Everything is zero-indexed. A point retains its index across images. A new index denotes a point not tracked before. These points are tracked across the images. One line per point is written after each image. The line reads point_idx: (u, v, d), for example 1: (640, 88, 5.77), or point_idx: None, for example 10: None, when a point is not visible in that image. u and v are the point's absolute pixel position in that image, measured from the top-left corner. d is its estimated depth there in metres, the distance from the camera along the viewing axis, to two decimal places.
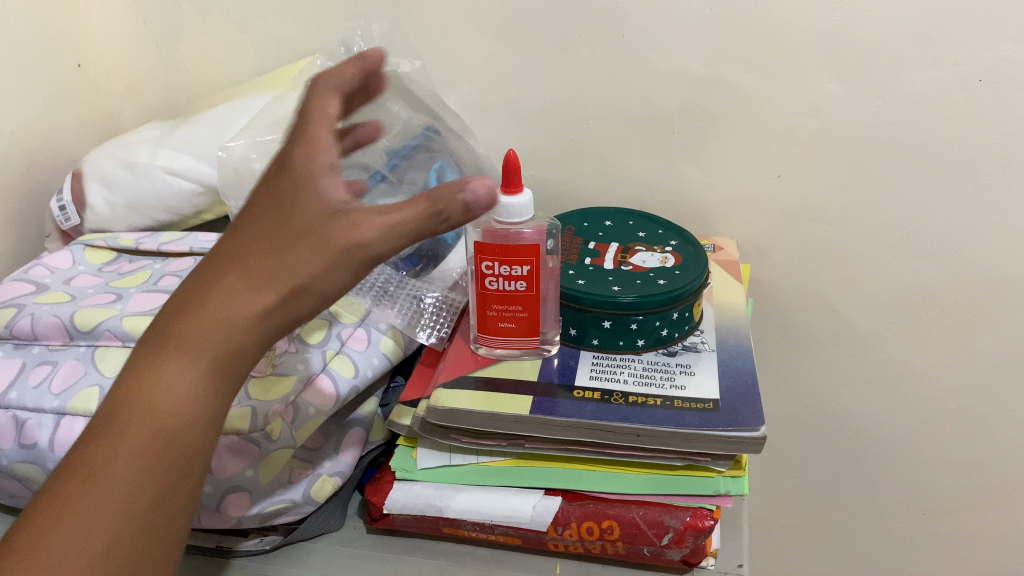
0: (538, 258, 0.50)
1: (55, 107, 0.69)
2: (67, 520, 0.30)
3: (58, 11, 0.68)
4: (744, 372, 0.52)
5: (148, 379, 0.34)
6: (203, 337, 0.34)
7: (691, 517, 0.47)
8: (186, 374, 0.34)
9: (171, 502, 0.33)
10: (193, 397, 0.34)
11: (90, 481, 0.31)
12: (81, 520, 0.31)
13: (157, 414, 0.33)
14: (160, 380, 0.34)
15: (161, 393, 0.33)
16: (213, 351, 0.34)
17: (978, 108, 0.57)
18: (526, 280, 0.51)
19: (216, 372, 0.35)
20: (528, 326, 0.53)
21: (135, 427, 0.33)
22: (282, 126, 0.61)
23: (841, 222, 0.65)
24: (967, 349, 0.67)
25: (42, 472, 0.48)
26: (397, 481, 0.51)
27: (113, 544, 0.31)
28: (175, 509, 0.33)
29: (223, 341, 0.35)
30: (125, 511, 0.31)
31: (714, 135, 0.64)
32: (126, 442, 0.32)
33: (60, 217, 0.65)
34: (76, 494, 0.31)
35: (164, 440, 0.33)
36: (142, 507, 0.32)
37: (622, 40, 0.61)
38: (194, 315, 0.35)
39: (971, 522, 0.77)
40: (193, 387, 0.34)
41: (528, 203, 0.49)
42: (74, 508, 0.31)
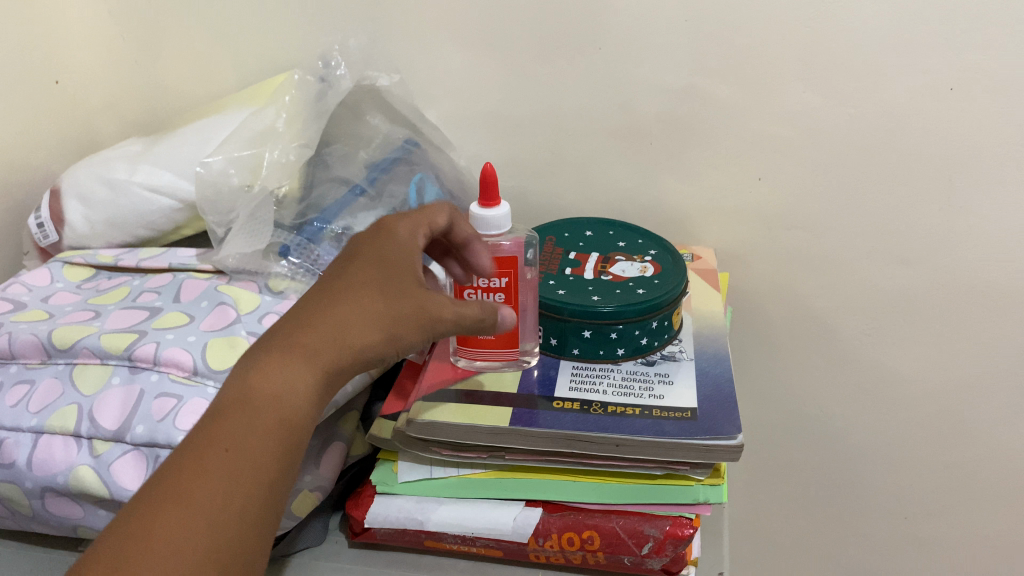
0: (515, 270, 0.51)
1: (33, 124, 0.69)
2: (155, 555, 0.32)
3: (36, 27, 0.68)
4: (723, 380, 0.52)
5: (231, 432, 0.36)
6: (282, 400, 0.38)
7: (671, 525, 0.48)
8: (266, 436, 0.37)
9: (248, 550, 0.35)
10: (270, 458, 0.37)
11: (182, 521, 0.33)
12: (171, 557, 0.32)
13: (253, 469, 0.36)
14: (246, 437, 0.37)
15: (247, 449, 0.36)
16: (286, 416, 0.38)
17: (950, 116, 0.58)
18: (504, 292, 0.52)
19: (289, 436, 0.38)
20: (507, 338, 0.53)
21: (224, 477, 0.35)
22: (261, 141, 0.61)
23: (818, 230, 0.65)
24: (944, 353, 0.68)
25: (21, 492, 0.48)
26: (379, 494, 0.51)
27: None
28: (251, 560, 0.35)
29: (295, 407, 0.38)
30: (214, 554, 0.33)
31: (692, 145, 0.64)
32: (217, 489, 0.35)
33: (39, 234, 0.65)
34: (168, 532, 0.33)
35: (248, 489, 0.35)
36: (226, 552, 0.34)
37: (599, 52, 0.62)
38: (283, 383, 0.38)
39: (953, 525, 0.78)
40: (273, 447, 0.37)
41: (505, 216, 0.51)
42: (163, 546, 0.32)
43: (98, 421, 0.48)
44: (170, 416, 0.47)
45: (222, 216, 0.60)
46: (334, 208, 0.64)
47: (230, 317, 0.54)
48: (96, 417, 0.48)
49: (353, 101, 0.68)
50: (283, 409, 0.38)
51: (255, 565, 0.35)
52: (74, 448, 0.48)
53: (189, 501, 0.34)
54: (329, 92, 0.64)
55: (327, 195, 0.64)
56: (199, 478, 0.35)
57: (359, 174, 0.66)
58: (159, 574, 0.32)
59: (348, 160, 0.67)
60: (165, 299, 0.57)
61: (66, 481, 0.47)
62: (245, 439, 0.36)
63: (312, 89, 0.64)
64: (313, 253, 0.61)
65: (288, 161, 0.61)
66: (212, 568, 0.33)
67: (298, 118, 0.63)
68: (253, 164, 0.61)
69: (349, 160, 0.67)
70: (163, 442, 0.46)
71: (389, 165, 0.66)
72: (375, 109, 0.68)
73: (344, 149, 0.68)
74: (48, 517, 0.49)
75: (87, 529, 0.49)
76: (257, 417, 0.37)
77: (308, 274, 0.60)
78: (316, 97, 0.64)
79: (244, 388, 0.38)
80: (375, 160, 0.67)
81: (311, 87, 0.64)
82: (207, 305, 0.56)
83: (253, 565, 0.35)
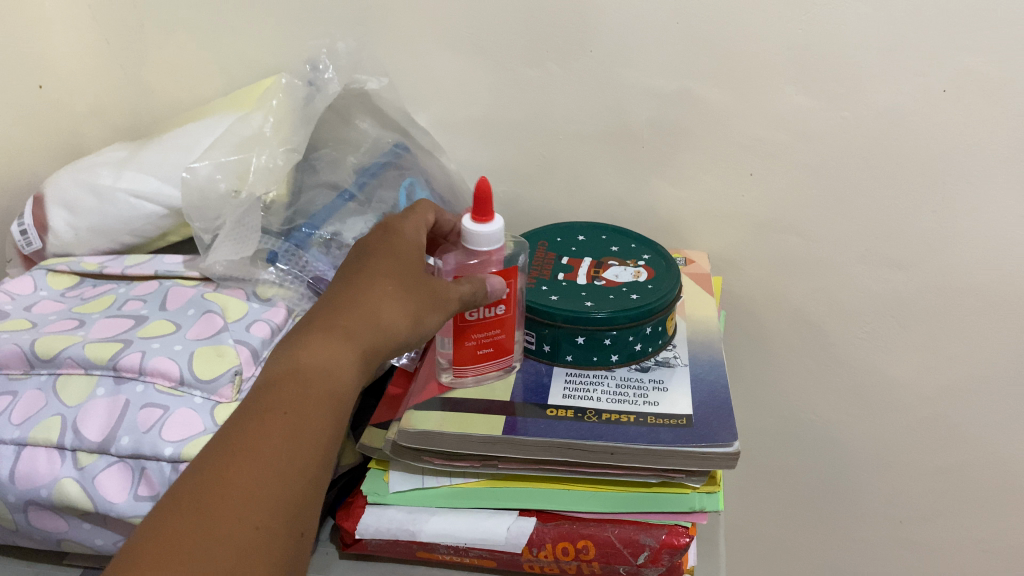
0: (515, 280, 0.51)
1: (16, 130, 0.68)
2: (231, 505, 0.33)
3: (19, 31, 0.67)
4: (717, 386, 0.52)
5: (289, 397, 0.38)
6: (334, 373, 0.40)
7: (667, 534, 0.47)
8: (322, 403, 0.39)
9: (309, 506, 0.36)
10: (327, 421, 0.39)
11: (253, 475, 0.35)
12: (245, 506, 0.34)
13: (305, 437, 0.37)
14: (304, 403, 0.38)
15: (306, 416, 0.38)
16: (337, 388, 0.40)
17: (944, 119, 0.57)
18: (505, 303, 0.51)
19: (341, 406, 0.40)
20: (503, 347, 0.53)
21: (287, 437, 0.37)
22: (248, 146, 0.60)
23: (811, 233, 0.65)
24: (938, 357, 0.68)
25: (3, 506, 0.47)
26: (369, 505, 0.50)
27: (273, 534, 0.34)
28: (312, 516, 0.37)
29: (345, 380, 0.41)
30: (282, 506, 0.35)
31: (684, 149, 0.64)
32: (282, 448, 0.36)
33: (22, 241, 0.64)
34: (240, 485, 0.34)
35: (308, 450, 0.37)
36: (290, 506, 0.35)
37: (591, 55, 0.61)
38: (324, 357, 0.41)
39: (947, 529, 0.77)
40: (327, 414, 0.39)
41: (499, 230, 0.49)
42: (237, 497, 0.34)
43: (83, 433, 0.47)
44: (156, 427, 0.46)
45: (209, 222, 0.59)
46: (323, 212, 0.63)
47: (217, 325, 0.53)
48: (80, 429, 0.47)
49: (342, 106, 0.67)
50: (335, 381, 0.40)
51: (313, 522, 0.37)
52: (58, 461, 0.47)
53: (258, 459, 0.35)
54: (317, 96, 0.63)
55: (316, 200, 0.64)
56: (266, 439, 0.36)
57: (348, 178, 0.66)
58: (236, 522, 0.33)
59: (338, 166, 0.66)
60: (151, 307, 0.56)
61: (49, 494, 0.46)
62: (304, 405, 0.38)
63: (300, 93, 0.62)
64: (302, 259, 0.60)
65: (275, 166, 0.60)
66: (280, 519, 0.34)
67: (286, 123, 0.62)
68: (240, 170, 0.59)
69: (338, 165, 0.66)
70: (149, 453, 0.46)
71: (379, 170, 0.66)
72: (364, 113, 0.68)
73: (332, 155, 0.67)
74: (31, 531, 0.48)
75: (72, 543, 0.48)
76: (312, 387, 0.39)
77: (296, 281, 0.60)
78: (304, 101, 0.62)
79: (293, 364, 0.40)
80: (364, 164, 0.67)
81: (299, 91, 0.62)
82: (194, 313, 0.55)
83: (312, 520, 0.37)
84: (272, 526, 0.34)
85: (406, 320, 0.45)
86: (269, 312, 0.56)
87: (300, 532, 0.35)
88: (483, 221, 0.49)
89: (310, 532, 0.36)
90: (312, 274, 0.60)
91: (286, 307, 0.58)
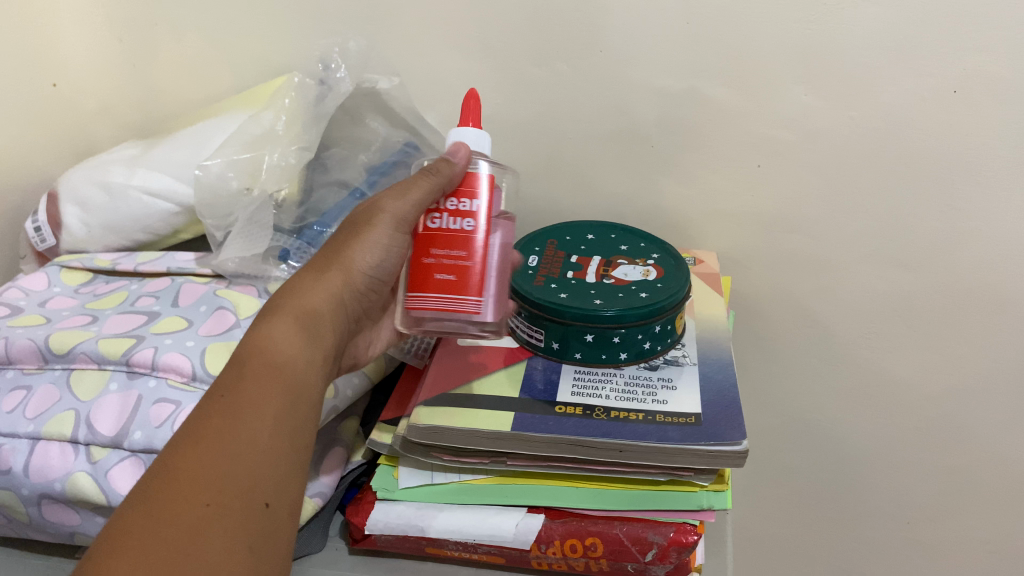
0: (486, 189, 0.46)
1: (29, 128, 0.69)
2: (178, 488, 0.33)
3: (32, 30, 0.68)
4: (725, 385, 0.52)
5: (223, 385, 0.39)
6: (265, 349, 0.41)
7: (675, 532, 0.47)
8: (259, 380, 0.39)
9: (268, 477, 0.36)
10: (270, 395, 0.39)
11: (198, 458, 0.35)
12: (195, 486, 0.34)
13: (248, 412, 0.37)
14: (238, 385, 0.39)
15: (242, 393, 0.38)
16: (271, 361, 0.40)
17: (952, 119, 0.57)
18: (472, 218, 0.46)
19: (283, 379, 0.40)
20: (468, 278, 0.46)
21: (227, 418, 0.37)
22: (259, 144, 0.61)
23: (820, 234, 0.65)
24: (946, 358, 0.68)
25: (16, 499, 0.48)
26: (378, 501, 0.51)
27: (229, 508, 0.34)
28: (276, 486, 0.36)
29: (281, 352, 0.41)
30: (235, 481, 0.35)
31: (693, 148, 0.64)
32: (224, 428, 0.36)
33: (35, 238, 0.64)
34: (187, 468, 0.34)
35: (255, 423, 0.37)
36: (244, 478, 0.35)
37: (600, 55, 0.61)
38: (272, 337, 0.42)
39: (955, 530, 0.77)
40: (268, 388, 0.39)
41: (484, 138, 0.48)
42: (183, 481, 0.34)
43: (96, 427, 0.47)
44: (168, 422, 0.47)
45: (220, 220, 0.60)
46: (333, 211, 0.64)
47: (229, 322, 0.54)
48: (93, 423, 0.47)
49: (352, 106, 0.68)
50: (267, 355, 0.41)
51: (282, 492, 0.36)
52: (71, 454, 0.47)
53: (202, 442, 0.35)
54: (328, 95, 0.63)
55: (327, 198, 0.65)
56: (207, 424, 0.36)
57: (358, 178, 0.66)
58: (184, 503, 0.33)
59: (348, 164, 0.67)
60: (163, 303, 0.57)
61: (62, 487, 0.46)
62: (242, 387, 0.39)
63: (311, 92, 0.63)
64: (314, 258, 0.61)
65: (287, 165, 0.61)
66: (233, 493, 0.34)
67: (297, 122, 0.63)
68: (252, 168, 0.60)
69: (348, 164, 0.67)
70: (161, 448, 0.46)
71: (389, 168, 0.66)
72: (375, 112, 0.68)
73: (342, 153, 0.68)
74: (44, 524, 0.48)
75: (85, 536, 0.48)
76: (244, 369, 0.39)
77: None
78: (316, 101, 0.63)
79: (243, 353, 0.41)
80: (374, 163, 0.67)
81: (310, 90, 0.63)
82: (205, 309, 0.56)
83: (279, 492, 0.36)
84: (225, 500, 0.34)
85: (335, 271, 0.47)
86: None
87: (262, 502, 0.35)
88: (468, 125, 0.48)
89: (278, 501, 0.36)
90: None
91: None
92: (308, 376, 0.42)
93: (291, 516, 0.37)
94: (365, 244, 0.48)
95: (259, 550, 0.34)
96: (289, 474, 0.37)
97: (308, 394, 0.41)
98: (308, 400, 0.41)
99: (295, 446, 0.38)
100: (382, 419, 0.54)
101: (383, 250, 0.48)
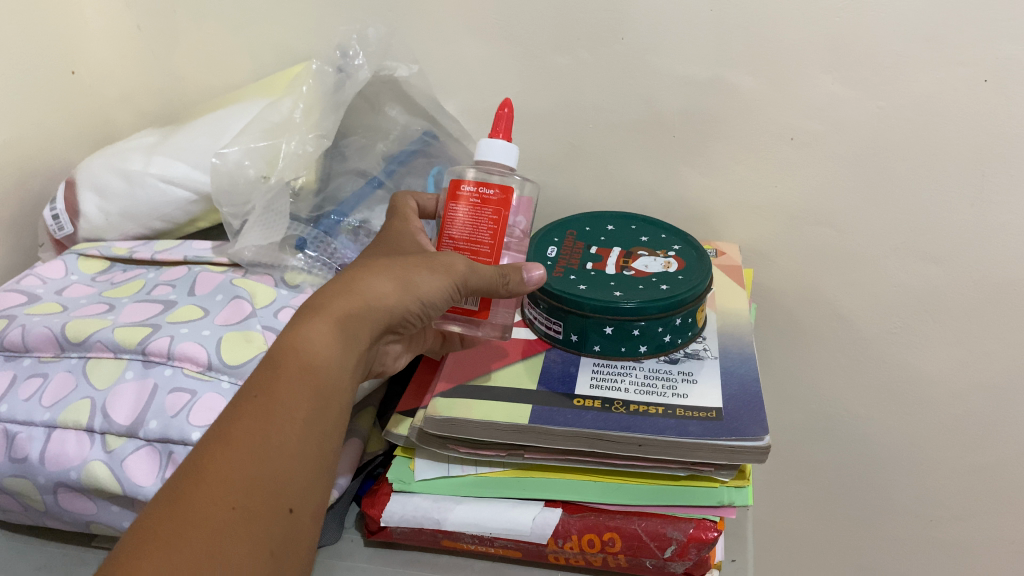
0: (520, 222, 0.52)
1: (49, 116, 0.69)
2: (204, 490, 0.34)
3: (52, 18, 0.67)
4: (748, 379, 0.51)
5: (256, 384, 0.39)
6: (301, 351, 0.40)
7: (695, 528, 0.46)
8: (292, 380, 0.39)
9: (294, 481, 0.36)
10: (302, 397, 0.39)
11: (227, 461, 0.35)
12: (221, 489, 0.34)
13: (278, 417, 0.37)
14: (272, 385, 0.38)
15: (274, 395, 0.38)
16: (306, 364, 0.40)
17: (984, 109, 0.56)
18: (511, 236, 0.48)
19: (316, 383, 0.39)
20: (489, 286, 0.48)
21: (257, 420, 0.37)
22: (277, 132, 0.61)
23: (845, 225, 0.64)
24: (973, 353, 0.66)
25: (33, 487, 0.48)
26: (395, 492, 0.50)
27: (255, 513, 0.34)
28: (301, 491, 0.37)
29: (316, 356, 0.40)
30: (261, 486, 0.35)
31: (716, 138, 0.63)
32: (254, 430, 0.36)
33: (53, 226, 0.64)
34: (215, 470, 0.35)
35: (284, 428, 0.37)
36: (270, 483, 0.35)
37: (621, 43, 0.60)
38: (310, 335, 0.41)
39: (980, 529, 0.76)
40: (301, 388, 0.39)
41: (513, 152, 0.49)
42: (211, 483, 0.34)
43: (111, 416, 0.47)
44: (183, 411, 0.46)
45: (237, 207, 0.59)
46: (352, 200, 0.64)
47: (245, 311, 0.53)
48: (109, 412, 0.47)
49: (371, 94, 0.68)
50: (302, 358, 0.40)
51: (306, 497, 0.37)
52: (87, 444, 0.47)
53: (232, 444, 0.36)
54: (347, 83, 0.63)
55: (345, 187, 0.65)
56: (238, 424, 0.37)
57: (377, 167, 0.66)
58: (210, 505, 0.34)
59: (367, 153, 0.67)
60: (180, 292, 0.57)
61: (78, 476, 0.46)
62: (275, 388, 0.38)
63: (329, 80, 0.62)
64: (331, 247, 0.61)
65: (305, 153, 0.61)
66: (260, 498, 0.35)
67: (316, 109, 0.62)
68: (270, 155, 0.60)
69: (367, 152, 0.67)
70: (177, 437, 0.46)
71: (407, 158, 0.67)
72: (394, 101, 0.68)
73: (361, 141, 0.68)
74: (60, 513, 0.48)
75: (101, 525, 0.48)
76: (277, 369, 0.39)
77: (325, 268, 0.60)
78: (334, 88, 0.62)
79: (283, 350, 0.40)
80: (392, 153, 0.67)
81: (329, 78, 0.62)
82: (222, 298, 0.55)
83: (304, 497, 0.37)
84: (250, 505, 0.34)
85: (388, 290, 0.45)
86: (297, 299, 0.56)
87: (288, 508, 0.36)
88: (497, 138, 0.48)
89: (302, 507, 0.37)
90: (341, 261, 0.60)
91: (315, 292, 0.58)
92: (339, 381, 0.41)
93: (314, 519, 0.37)
94: (429, 280, 0.45)
95: (279, 555, 0.35)
96: (315, 478, 0.38)
97: (340, 398, 0.41)
98: (339, 404, 0.41)
99: (321, 449, 0.39)
100: (399, 411, 0.54)
101: (437, 301, 0.45)
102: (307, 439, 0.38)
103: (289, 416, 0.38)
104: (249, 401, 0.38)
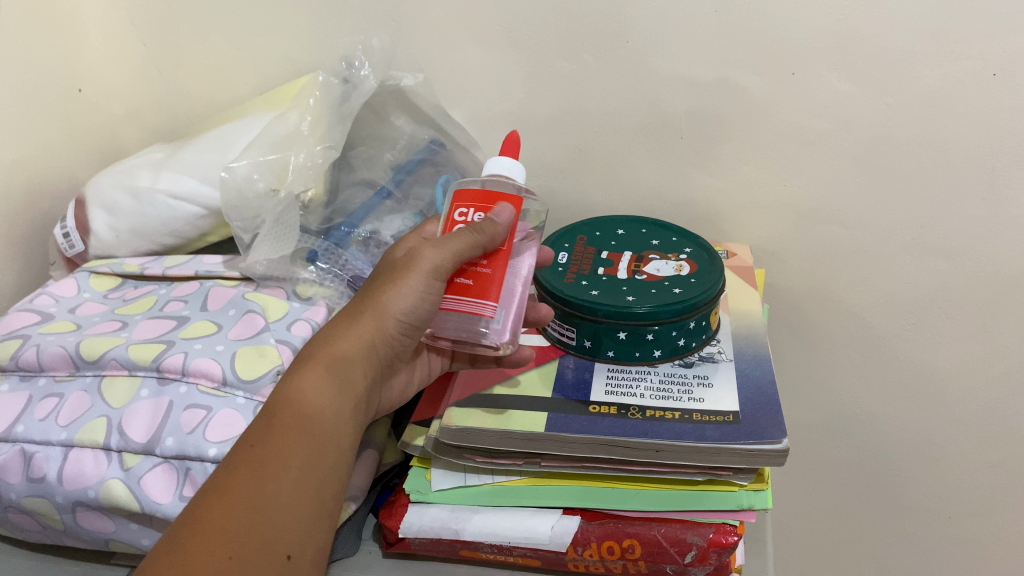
0: (517, 208, 0.46)
1: (56, 134, 0.69)
2: (204, 539, 0.35)
3: (58, 37, 0.68)
4: (764, 382, 0.51)
5: (252, 435, 0.40)
6: (294, 400, 0.42)
7: (714, 533, 0.46)
8: (287, 430, 0.40)
9: (290, 529, 0.38)
10: (299, 446, 0.40)
11: (224, 510, 0.36)
12: (219, 538, 0.35)
13: (273, 467, 0.39)
14: (267, 436, 0.40)
15: (269, 444, 0.40)
16: (298, 413, 0.41)
17: (993, 102, 0.55)
18: (498, 231, 0.45)
19: (309, 430, 0.41)
20: (490, 285, 0.45)
21: (253, 470, 0.38)
22: (285, 145, 0.61)
23: (856, 223, 0.63)
24: (988, 347, 0.66)
25: (51, 506, 0.47)
26: (412, 504, 0.50)
27: (251, 561, 0.35)
28: (298, 538, 0.38)
29: (308, 401, 0.42)
30: (259, 533, 0.36)
31: (724, 140, 0.63)
32: (251, 481, 0.38)
33: (64, 244, 0.64)
34: (212, 520, 0.36)
35: (280, 478, 0.38)
36: (267, 531, 0.37)
37: (627, 46, 0.60)
38: (300, 380, 0.43)
39: (999, 525, 0.75)
40: (295, 439, 0.40)
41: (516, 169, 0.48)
42: (210, 533, 0.35)
43: (128, 434, 0.47)
44: (200, 428, 0.46)
45: (248, 221, 0.59)
46: (361, 211, 0.64)
47: (259, 325, 0.53)
48: (126, 430, 0.47)
49: (378, 104, 0.69)
50: (296, 406, 0.42)
51: (304, 543, 0.38)
52: (104, 462, 0.47)
53: (227, 494, 0.37)
54: (353, 94, 0.63)
55: (354, 199, 0.65)
56: (234, 475, 0.38)
57: (384, 177, 0.67)
58: (206, 555, 0.35)
59: (374, 163, 0.68)
60: (192, 308, 0.57)
61: (96, 495, 0.46)
62: (269, 438, 0.40)
63: (336, 91, 0.63)
64: (341, 258, 0.60)
65: (314, 165, 0.61)
66: (258, 545, 0.36)
67: (322, 121, 0.62)
68: (279, 168, 0.60)
69: (374, 162, 0.68)
70: (194, 453, 0.46)
71: (415, 167, 0.67)
72: (400, 110, 0.69)
73: (368, 152, 0.69)
74: (79, 532, 0.48)
75: (120, 543, 0.48)
76: (271, 419, 0.41)
77: (336, 280, 0.60)
78: (340, 100, 0.63)
79: (287, 400, 0.42)
80: (400, 162, 0.68)
81: (335, 89, 0.63)
82: (234, 313, 0.55)
83: (302, 543, 0.38)
84: (247, 553, 0.36)
85: (367, 315, 0.47)
86: (309, 312, 0.56)
87: (285, 555, 0.37)
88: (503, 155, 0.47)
89: (300, 553, 0.38)
90: (352, 273, 0.60)
91: (327, 305, 0.58)
92: (335, 428, 0.43)
93: (313, 564, 0.39)
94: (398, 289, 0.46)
95: None
96: (313, 524, 0.39)
97: (335, 444, 0.42)
98: (336, 450, 0.42)
99: (317, 495, 0.40)
100: (414, 420, 0.54)
101: (417, 297, 0.46)
102: (306, 492, 0.39)
103: (285, 468, 0.39)
104: (246, 457, 0.39)
